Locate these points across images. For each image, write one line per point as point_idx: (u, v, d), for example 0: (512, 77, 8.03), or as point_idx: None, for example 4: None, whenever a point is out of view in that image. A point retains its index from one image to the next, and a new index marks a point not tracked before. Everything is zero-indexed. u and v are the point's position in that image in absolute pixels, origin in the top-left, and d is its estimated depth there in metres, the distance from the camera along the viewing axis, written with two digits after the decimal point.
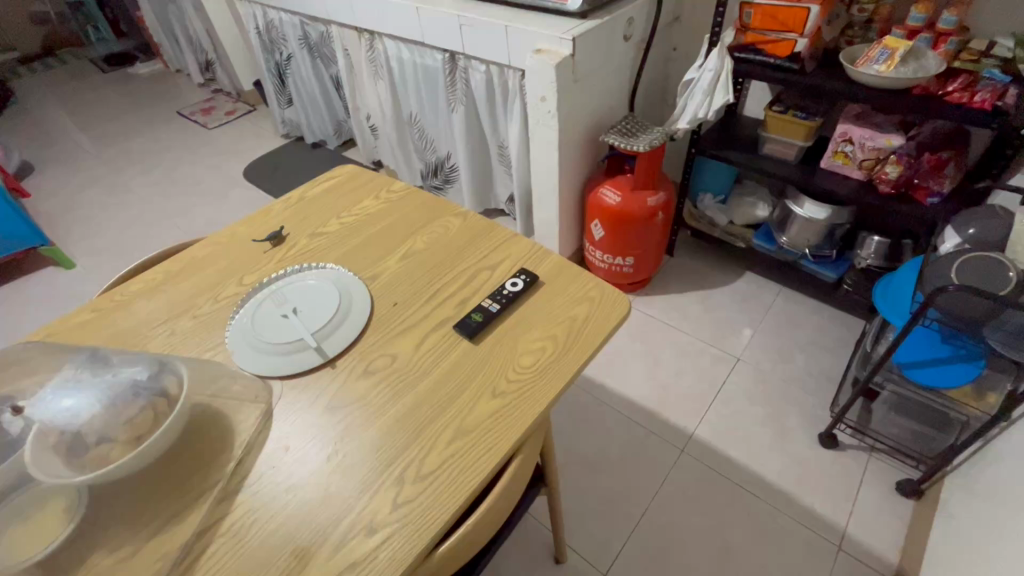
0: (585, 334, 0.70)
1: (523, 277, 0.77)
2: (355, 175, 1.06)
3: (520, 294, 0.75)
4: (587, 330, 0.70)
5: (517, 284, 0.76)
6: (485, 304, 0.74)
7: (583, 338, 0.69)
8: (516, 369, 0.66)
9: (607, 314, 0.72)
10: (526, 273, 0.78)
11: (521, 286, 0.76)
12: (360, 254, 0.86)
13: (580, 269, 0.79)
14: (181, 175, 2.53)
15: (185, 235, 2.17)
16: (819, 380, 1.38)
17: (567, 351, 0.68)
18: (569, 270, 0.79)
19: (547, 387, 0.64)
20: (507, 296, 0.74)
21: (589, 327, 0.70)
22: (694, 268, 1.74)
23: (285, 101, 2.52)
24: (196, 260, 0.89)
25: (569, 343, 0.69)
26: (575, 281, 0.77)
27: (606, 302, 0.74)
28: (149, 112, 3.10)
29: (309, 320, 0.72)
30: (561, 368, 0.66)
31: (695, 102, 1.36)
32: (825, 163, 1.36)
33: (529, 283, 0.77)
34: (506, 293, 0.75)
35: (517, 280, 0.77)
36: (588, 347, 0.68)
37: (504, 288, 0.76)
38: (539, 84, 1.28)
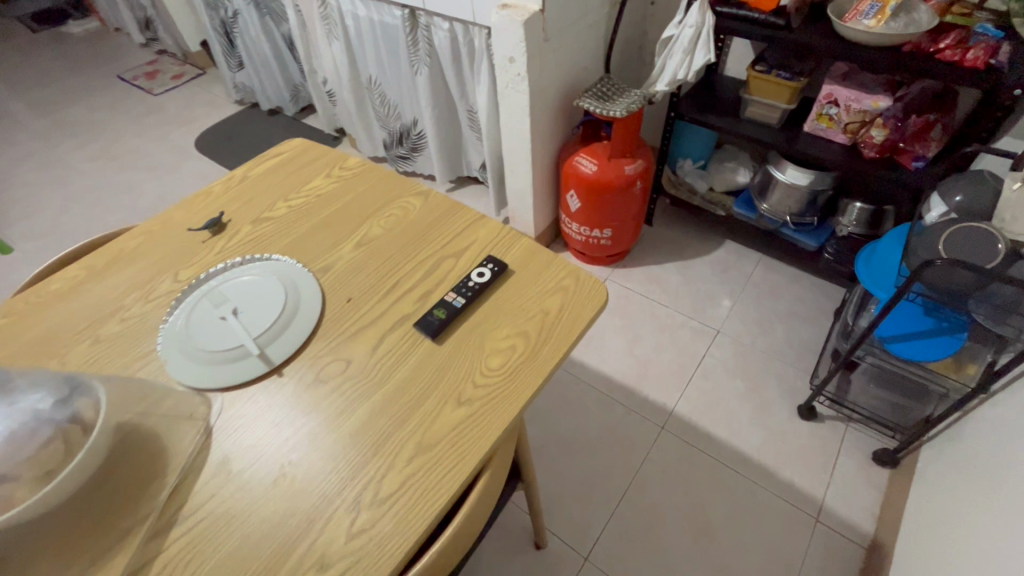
0: (558, 330, 0.64)
1: (490, 266, 0.70)
2: (305, 151, 0.96)
3: (487, 286, 0.68)
4: (561, 325, 0.64)
5: (483, 274, 0.69)
6: (449, 298, 0.67)
7: (557, 334, 0.63)
8: (484, 372, 0.60)
9: (583, 306, 0.66)
10: (493, 261, 0.71)
11: (488, 276, 0.69)
12: (310, 242, 0.78)
13: (552, 255, 0.72)
14: (126, 147, 2.34)
15: (133, 213, 2.02)
16: (798, 352, 1.37)
17: (539, 350, 0.62)
18: (540, 256, 0.72)
19: (518, 391, 0.58)
20: (473, 288, 0.67)
21: (563, 321, 0.65)
22: (674, 238, 1.69)
23: (235, 64, 2.33)
24: (125, 252, 0.79)
25: (541, 340, 0.63)
26: (547, 269, 0.71)
27: (581, 292, 0.68)
28: (86, 76, 2.83)
29: (252, 322, 0.65)
30: (533, 369, 0.60)
31: (675, 62, 1.27)
32: (809, 127, 1.30)
33: (498, 272, 0.70)
34: (472, 285, 0.68)
35: (484, 270, 0.70)
36: (562, 344, 0.62)
37: (468, 280, 0.69)
38: (506, 43, 1.17)
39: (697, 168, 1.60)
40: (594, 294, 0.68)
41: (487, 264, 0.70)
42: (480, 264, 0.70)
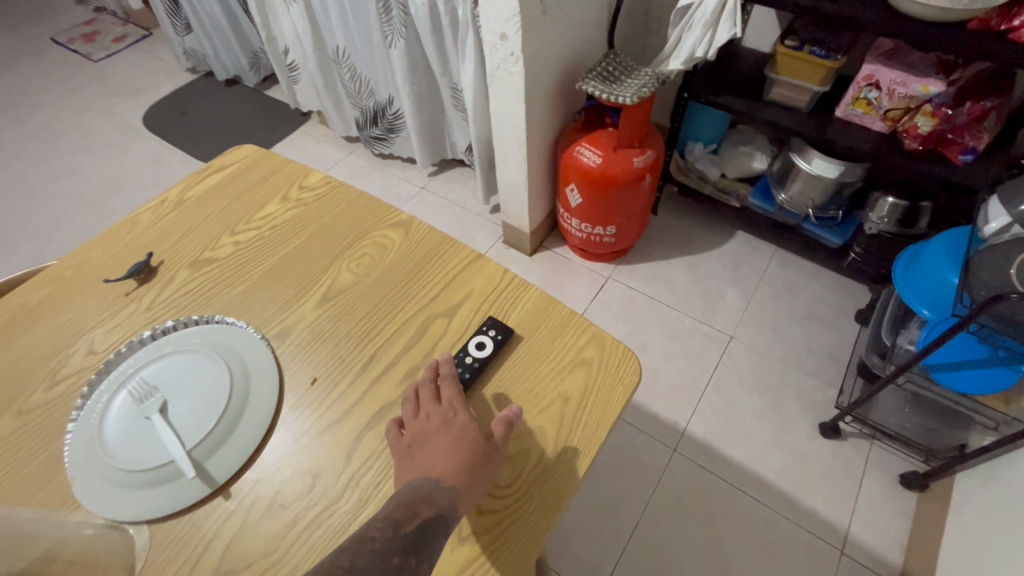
0: (582, 422, 0.50)
1: (492, 332, 0.56)
2: (256, 162, 0.78)
3: (487, 365, 0.54)
4: (585, 417, 0.51)
5: (483, 346, 0.55)
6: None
7: (581, 432, 0.50)
8: (490, 491, 0.47)
9: (613, 388, 0.53)
10: (495, 325, 0.56)
11: (488, 351, 0.54)
12: (264, 294, 0.62)
13: (568, 311, 0.58)
14: (64, 124, 2.08)
15: (76, 204, 1.80)
16: (818, 361, 1.27)
17: (558, 458, 0.48)
18: (553, 316, 0.58)
19: (534, 521, 0.46)
20: (472, 368, 0.53)
21: (587, 413, 0.51)
22: (681, 229, 1.54)
23: (182, 27, 2.04)
24: (27, 309, 0.62)
25: (561, 443, 0.49)
26: (562, 333, 0.56)
27: (608, 369, 0.54)
28: (15, 39, 2.50)
29: (187, 424, 0.50)
30: (551, 487, 0.47)
31: (694, 36, 1.09)
32: (841, 112, 1.14)
33: (501, 341, 0.56)
34: (470, 362, 0.54)
35: (484, 338, 0.55)
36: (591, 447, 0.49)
37: (464, 356, 0.54)
38: (497, 16, 0.98)
39: (709, 152, 1.44)
40: (625, 368, 0.54)
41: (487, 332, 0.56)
42: (478, 330, 0.56)
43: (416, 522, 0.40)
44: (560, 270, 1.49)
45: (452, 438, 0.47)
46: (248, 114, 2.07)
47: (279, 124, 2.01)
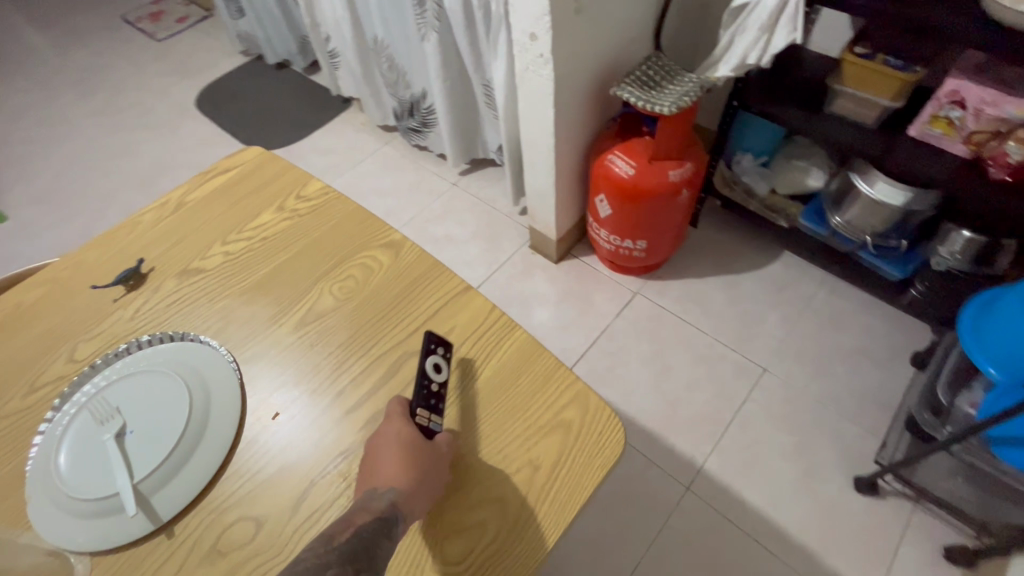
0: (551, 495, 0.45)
1: (438, 349, 0.51)
2: (259, 167, 0.75)
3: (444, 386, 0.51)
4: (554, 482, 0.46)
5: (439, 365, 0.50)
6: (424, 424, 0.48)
7: (549, 503, 0.45)
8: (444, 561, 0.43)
9: (594, 461, 0.47)
10: (436, 340, 0.51)
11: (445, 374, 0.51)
12: (242, 314, 0.60)
13: (556, 361, 0.53)
14: (126, 102, 2.17)
15: (128, 182, 1.88)
16: (860, 405, 1.15)
17: (520, 535, 0.44)
18: (538, 364, 0.52)
19: None
20: (438, 395, 0.49)
21: (559, 485, 0.46)
22: (722, 244, 1.43)
23: (236, 10, 2.07)
24: (23, 308, 0.63)
25: (525, 517, 0.45)
26: (544, 386, 0.51)
27: (588, 434, 0.48)
28: (89, 17, 2.62)
29: (141, 451, 0.48)
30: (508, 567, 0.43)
31: (746, 42, 0.98)
32: (914, 132, 1.00)
33: (449, 355, 0.52)
34: (435, 390, 0.49)
35: (436, 358, 0.51)
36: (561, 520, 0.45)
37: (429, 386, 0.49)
38: (526, 15, 0.91)
39: (758, 165, 1.33)
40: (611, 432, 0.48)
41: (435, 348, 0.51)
42: (427, 350, 0.50)
43: (351, 530, 0.39)
44: (585, 281, 1.42)
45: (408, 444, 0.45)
46: (293, 99, 2.09)
47: (321, 110, 2.02)
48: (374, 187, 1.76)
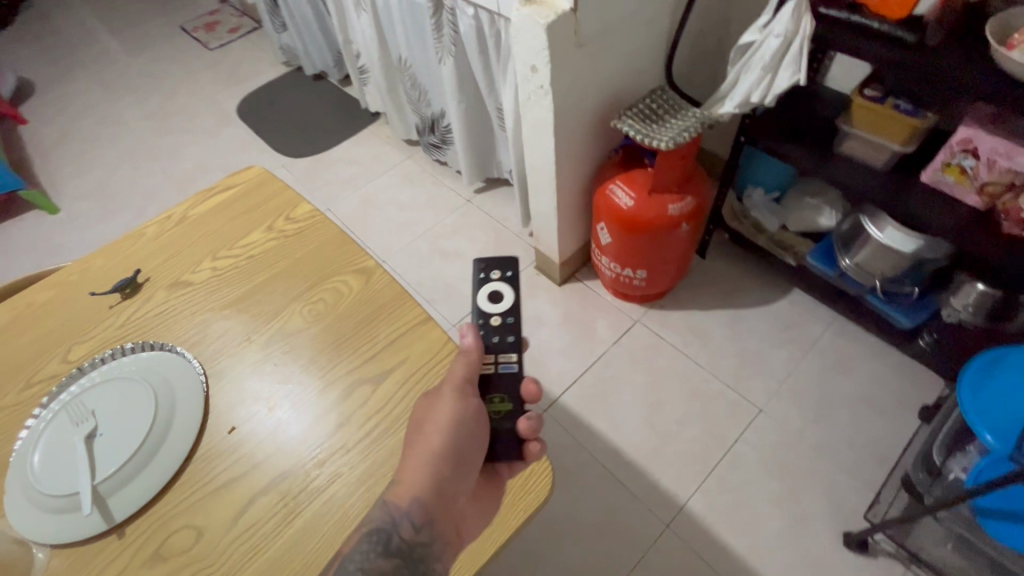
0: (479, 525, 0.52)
1: (495, 276, 0.57)
2: (258, 186, 0.80)
3: (513, 311, 0.56)
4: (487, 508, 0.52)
5: (494, 290, 0.57)
6: (493, 367, 0.55)
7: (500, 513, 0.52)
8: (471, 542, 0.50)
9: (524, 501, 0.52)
10: (490, 268, 0.58)
11: (510, 301, 0.57)
12: (218, 328, 0.64)
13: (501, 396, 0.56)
14: (175, 106, 2.32)
15: (169, 182, 2.01)
16: (859, 456, 1.11)
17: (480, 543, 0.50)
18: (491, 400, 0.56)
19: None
20: (506, 326, 0.56)
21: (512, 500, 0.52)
22: (730, 276, 1.41)
23: (280, 24, 2.19)
24: (32, 308, 0.69)
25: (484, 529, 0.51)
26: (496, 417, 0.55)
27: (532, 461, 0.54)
28: (152, 25, 2.81)
29: (105, 453, 0.52)
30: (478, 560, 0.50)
31: (750, 80, 0.97)
32: (927, 177, 0.97)
33: (510, 277, 0.57)
34: (500, 321, 0.56)
35: (496, 288, 0.57)
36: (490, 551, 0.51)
37: (486, 320, 0.56)
38: (527, 48, 0.94)
39: (769, 200, 1.31)
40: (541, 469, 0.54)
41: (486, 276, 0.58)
42: (482, 280, 0.57)
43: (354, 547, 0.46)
44: (586, 305, 1.42)
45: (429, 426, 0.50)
46: (327, 110, 2.18)
47: (351, 122, 2.10)
48: (392, 199, 1.81)
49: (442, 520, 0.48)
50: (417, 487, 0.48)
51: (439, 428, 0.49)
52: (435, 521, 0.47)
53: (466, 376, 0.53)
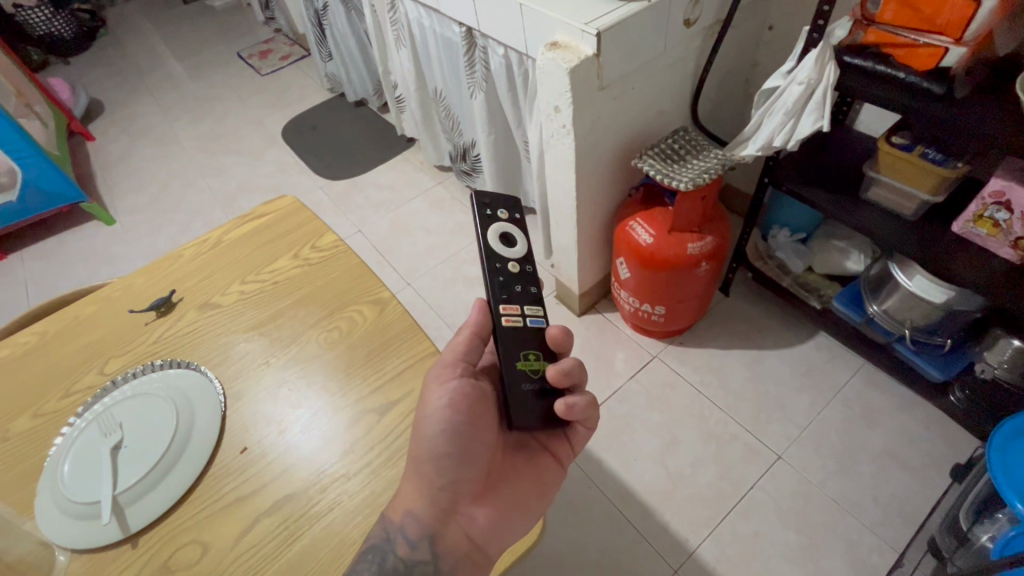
0: (487, 516, 0.58)
1: (506, 216, 0.64)
2: (289, 214, 0.85)
3: (527, 255, 0.63)
4: (490, 502, 0.59)
5: (506, 232, 0.63)
6: (523, 321, 0.60)
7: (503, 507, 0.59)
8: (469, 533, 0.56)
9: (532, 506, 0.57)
10: (500, 208, 0.64)
11: (523, 244, 0.63)
12: (240, 350, 0.68)
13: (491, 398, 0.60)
14: (226, 129, 2.46)
15: (215, 200, 2.13)
16: (882, 512, 1.06)
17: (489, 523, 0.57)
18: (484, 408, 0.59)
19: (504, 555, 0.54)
20: (527, 272, 0.62)
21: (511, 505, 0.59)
22: (752, 316, 1.39)
23: (326, 54, 2.31)
24: (76, 321, 0.75)
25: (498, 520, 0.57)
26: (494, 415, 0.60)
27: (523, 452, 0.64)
28: (212, 52, 3.02)
29: (128, 464, 0.56)
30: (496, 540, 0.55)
31: (773, 124, 0.97)
32: (957, 228, 0.94)
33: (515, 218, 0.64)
34: (517, 266, 0.62)
35: (509, 233, 0.63)
36: (509, 535, 0.56)
37: (505, 263, 0.62)
38: (551, 89, 0.97)
39: (795, 241, 1.30)
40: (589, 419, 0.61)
41: (492, 214, 0.63)
42: (494, 224, 0.63)
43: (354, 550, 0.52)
44: (604, 338, 1.42)
45: (424, 423, 0.56)
46: (365, 135, 2.27)
47: (387, 147, 2.19)
48: (421, 223, 1.87)
49: (442, 537, 0.55)
50: (412, 501, 0.53)
51: (436, 428, 0.55)
52: (436, 535, 0.54)
53: (464, 355, 0.60)
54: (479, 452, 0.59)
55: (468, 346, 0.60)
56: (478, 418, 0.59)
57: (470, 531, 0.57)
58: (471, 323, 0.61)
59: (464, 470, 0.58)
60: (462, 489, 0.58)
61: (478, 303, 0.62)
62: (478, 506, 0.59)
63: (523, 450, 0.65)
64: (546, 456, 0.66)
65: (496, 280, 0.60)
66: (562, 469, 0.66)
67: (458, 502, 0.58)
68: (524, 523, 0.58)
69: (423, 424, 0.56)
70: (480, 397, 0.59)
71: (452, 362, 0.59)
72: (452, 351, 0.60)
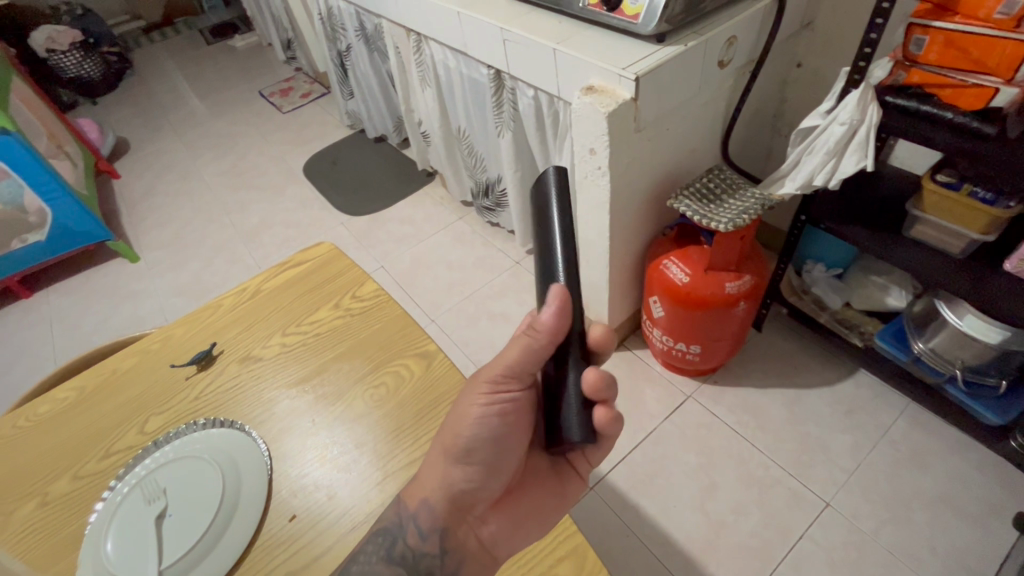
0: (500, 521, 0.55)
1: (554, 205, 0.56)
2: (331, 262, 0.84)
3: None
4: (508, 512, 0.56)
5: None
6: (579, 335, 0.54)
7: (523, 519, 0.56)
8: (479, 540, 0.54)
9: (577, 558, 0.52)
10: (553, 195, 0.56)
11: None
12: (284, 407, 0.66)
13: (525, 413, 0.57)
14: (248, 165, 2.50)
15: (238, 236, 2.14)
16: (943, 565, 1.00)
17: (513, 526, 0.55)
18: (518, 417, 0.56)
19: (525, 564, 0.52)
20: None
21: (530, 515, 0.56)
22: (786, 352, 1.35)
23: (348, 93, 2.35)
24: (116, 375, 0.73)
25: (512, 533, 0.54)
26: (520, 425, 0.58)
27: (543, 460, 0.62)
28: (235, 91, 3.09)
29: (177, 534, 0.54)
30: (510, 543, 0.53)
31: (814, 163, 0.96)
32: (1010, 266, 0.89)
33: None
34: None
35: None
36: (520, 540, 0.54)
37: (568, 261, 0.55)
38: (587, 132, 0.96)
39: (831, 276, 1.27)
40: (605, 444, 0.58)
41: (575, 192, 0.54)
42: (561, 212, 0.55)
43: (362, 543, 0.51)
44: (634, 375, 1.39)
45: (462, 424, 0.54)
46: (385, 171, 2.30)
47: (407, 182, 2.21)
48: (443, 258, 1.86)
49: (454, 534, 0.53)
50: (430, 490, 0.53)
51: (468, 429, 0.53)
52: (448, 530, 0.52)
53: (530, 369, 0.54)
54: (508, 461, 0.57)
55: (536, 353, 0.53)
56: (519, 426, 0.57)
57: (480, 536, 0.54)
58: (547, 327, 0.51)
59: (490, 478, 0.56)
60: (480, 493, 0.55)
61: (558, 297, 0.50)
62: (492, 508, 0.56)
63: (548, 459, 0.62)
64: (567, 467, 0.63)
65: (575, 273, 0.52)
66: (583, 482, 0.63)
67: (475, 504, 0.55)
68: (538, 532, 0.55)
69: (459, 422, 0.54)
70: (527, 407, 0.57)
71: (513, 373, 0.54)
72: (514, 361, 0.54)
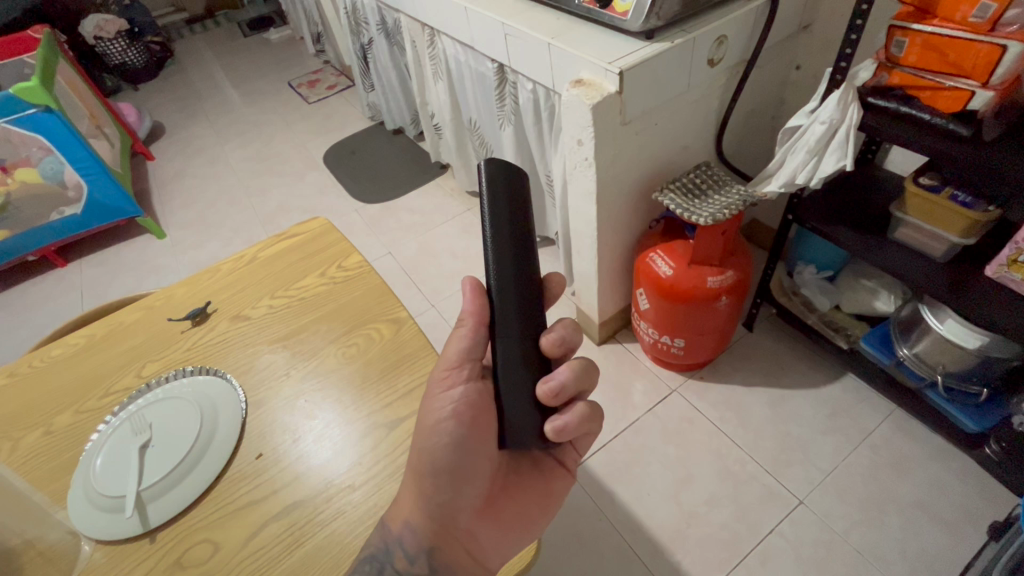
0: (487, 527, 0.59)
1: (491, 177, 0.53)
2: (321, 235, 0.90)
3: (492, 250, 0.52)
4: (494, 519, 0.59)
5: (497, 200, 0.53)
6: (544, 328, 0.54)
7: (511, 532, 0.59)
8: (472, 552, 0.56)
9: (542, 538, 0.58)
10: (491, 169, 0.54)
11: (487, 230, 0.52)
12: (262, 362, 0.71)
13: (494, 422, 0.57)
14: (272, 152, 2.61)
15: (257, 219, 2.24)
16: (910, 568, 1.00)
17: (497, 531, 0.59)
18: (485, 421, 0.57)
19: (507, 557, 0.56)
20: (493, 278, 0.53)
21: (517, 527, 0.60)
22: (775, 353, 1.36)
23: (369, 85, 2.43)
24: (120, 327, 0.81)
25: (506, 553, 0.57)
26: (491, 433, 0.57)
27: (530, 463, 0.64)
28: (266, 81, 3.22)
29: (156, 458, 0.60)
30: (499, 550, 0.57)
31: (796, 161, 0.98)
32: (989, 271, 0.87)
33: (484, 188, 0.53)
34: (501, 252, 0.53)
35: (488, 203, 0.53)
36: (509, 548, 0.57)
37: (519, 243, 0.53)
38: (574, 123, 1.00)
39: (821, 279, 1.28)
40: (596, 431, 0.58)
41: (511, 177, 0.54)
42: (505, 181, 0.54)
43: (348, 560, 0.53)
44: (622, 368, 1.41)
45: (424, 436, 0.56)
46: (401, 162, 2.37)
47: (419, 173, 2.28)
48: (449, 247, 1.92)
49: (440, 550, 0.55)
50: (410, 512, 0.54)
51: (438, 438, 0.55)
52: (434, 550, 0.55)
53: (468, 353, 0.56)
54: (481, 467, 0.58)
55: (472, 340, 0.56)
56: (485, 428, 0.57)
57: (472, 548, 0.57)
58: (471, 312, 0.56)
59: (462, 487, 0.57)
60: (461, 504, 0.57)
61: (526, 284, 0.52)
62: (478, 518, 0.59)
63: (533, 457, 0.65)
64: (553, 463, 0.66)
65: (506, 256, 0.52)
66: (571, 476, 0.67)
67: (459, 517, 0.57)
68: (524, 539, 0.59)
69: (427, 431, 0.55)
70: (488, 407, 0.56)
71: (457, 360, 0.57)
72: (455, 351, 0.56)
